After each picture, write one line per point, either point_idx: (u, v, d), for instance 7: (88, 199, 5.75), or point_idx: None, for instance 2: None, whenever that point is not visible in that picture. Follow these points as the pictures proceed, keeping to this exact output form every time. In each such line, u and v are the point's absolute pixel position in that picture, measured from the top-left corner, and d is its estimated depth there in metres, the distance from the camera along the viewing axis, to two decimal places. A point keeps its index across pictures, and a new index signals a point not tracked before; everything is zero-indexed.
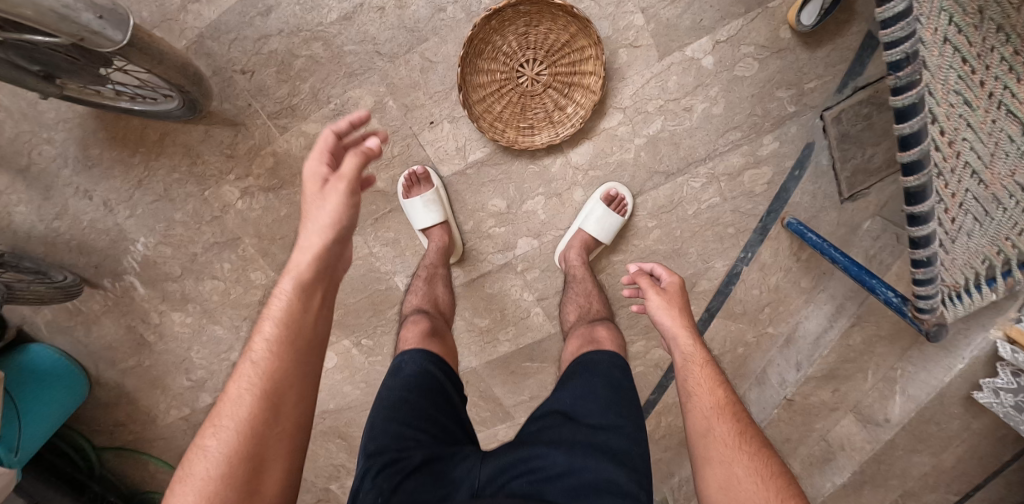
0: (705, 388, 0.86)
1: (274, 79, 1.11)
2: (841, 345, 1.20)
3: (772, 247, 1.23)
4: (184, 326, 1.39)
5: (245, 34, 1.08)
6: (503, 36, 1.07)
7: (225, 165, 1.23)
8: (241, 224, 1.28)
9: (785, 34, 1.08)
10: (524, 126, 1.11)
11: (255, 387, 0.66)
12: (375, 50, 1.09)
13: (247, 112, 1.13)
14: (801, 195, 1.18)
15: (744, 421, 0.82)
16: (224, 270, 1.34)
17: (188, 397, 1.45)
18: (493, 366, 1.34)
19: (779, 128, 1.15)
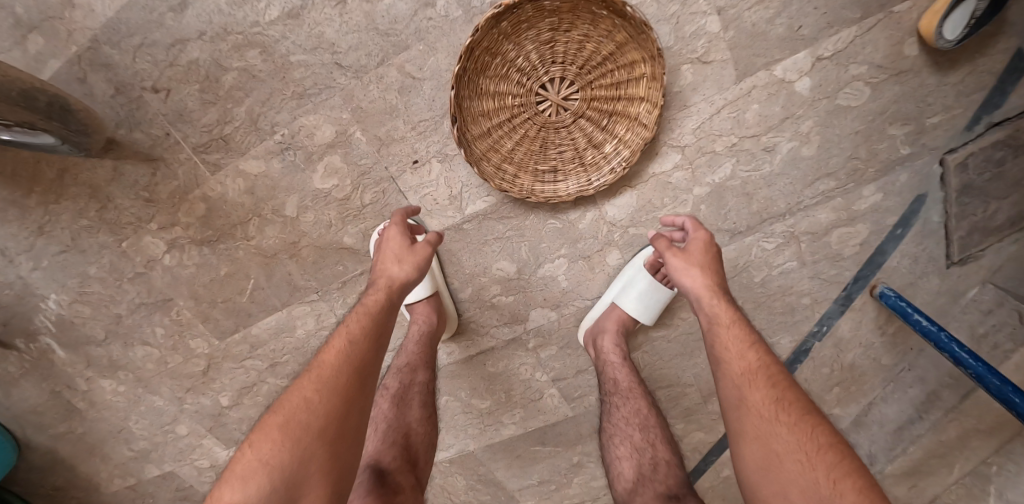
0: (739, 351, 0.64)
1: (199, 101, 0.81)
2: (928, 440, 0.91)
3: (852, 319, 0.90)
4: (117, 395, 1.05)
5: (154, 38, 0.79)
6: (519, 44, 0.77)
7: (144, 212, 0.92)
8: (171, 283, 0.97)
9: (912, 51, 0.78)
10: (543, 169, 0.81)
11: (351, 368, 0.60)
12: (334, 60, 0.80)
13: (165, 144, 0.84)
14: (900, 258, 0.86)
15: (785, 388, 0.60)
16: (157, 335, 1.01)
17: (134, 468, 1.10)
18: (494, 450, 1.03)
19: (886, 176, 0.84)
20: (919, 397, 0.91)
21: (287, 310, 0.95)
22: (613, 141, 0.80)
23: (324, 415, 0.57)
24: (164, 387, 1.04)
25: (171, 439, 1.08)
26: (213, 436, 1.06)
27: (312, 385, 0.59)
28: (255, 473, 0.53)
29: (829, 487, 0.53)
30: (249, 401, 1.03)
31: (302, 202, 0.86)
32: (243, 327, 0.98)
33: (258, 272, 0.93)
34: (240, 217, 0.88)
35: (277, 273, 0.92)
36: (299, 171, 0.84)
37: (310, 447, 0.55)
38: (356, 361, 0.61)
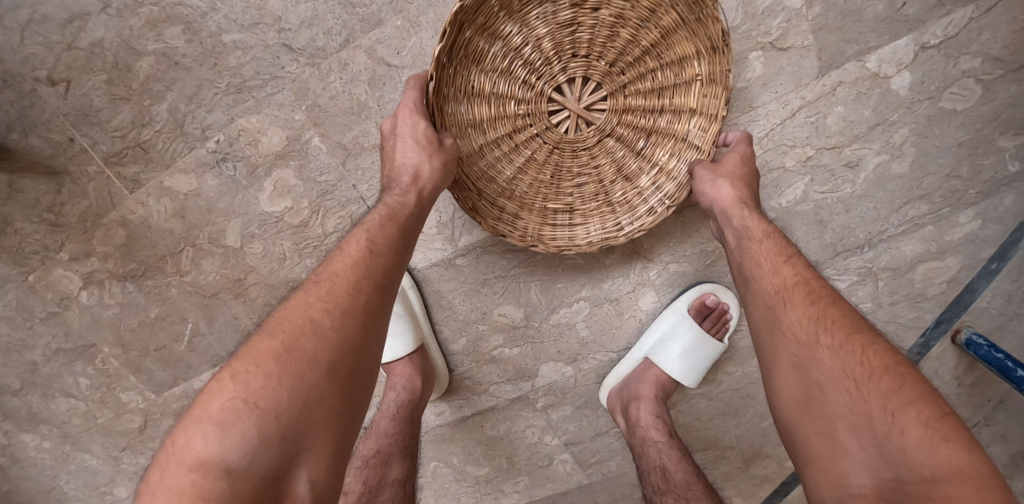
0: (773, 268, 0.49)
1: (108, 96, 0.63)
2: None
3: (929, 370, 0.70)
4: (42, 453, 0.80)
5: (47, 11, 0.60)
6: (527, 29, 0.58)
7: (51, 240, 0.69)
8: (89, 327, 0.74)
9: None
10: (554, 208, 0.62)
11: (365, 287, 0.44)
12: (282, 41, 0.61)
13: (70, 152, 0.65)
14: (991, 297, 0.68)
15: (843, 314, 0.44)
16: (82, 388, 0.77)
17: None
18: None
19: (987, 199, 0.66)
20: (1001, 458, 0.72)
21: None
22: (647, 171, 0.62)
23: (337, 344, 0.41)
24: (96, 445, 0.80)
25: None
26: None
27: (319, 306, 0.43)
28: (238, 416, 0.37)
29: (886, 420, 0.38)
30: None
31: (247, 227, 0.67)
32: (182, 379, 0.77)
33: (197, 313, 0.73)
34: (162, 245, 0.69)
35: (220, 313, 0.72)
36: (239, 190, 0.65)
37: (317, 387, 0.40)
38: (375, 277, 0.46)
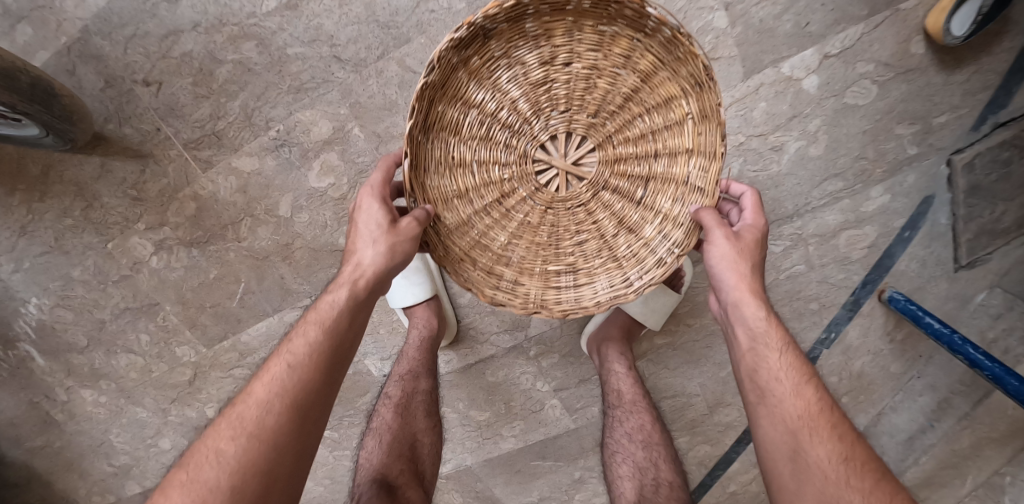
0: (783, 368, 0.56)
1: (193, 95, 0.79)
2: (943, 449, 0.91)
3: (861, 325, 0.89)
4: (98, 407, 0.99)
5: (148, 28, 0.77)
6: (507, 96, 0.66)
7: (132, 212, 0.86)
8: (157, 287, 0.91)
9: (919, 49, 0.78)
10: (556, 270, 0.67)
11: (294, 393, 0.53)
12: (333, 54, 0.78)
13: (157, 139, 0.81)
14: (909, 262, 0.85)
15: (850, 441, 0.53)
16: (142, 343, 0.95)
17: (112, 487, 1.04)
18: (493, 465, 0.99)
19: (893, 177, 0.83)
20: (930, 405, 0.91)
21: (278, 316, 0.90)
22: (647, 219, 0.67)
23: (259, 449, 0.50)
24: (147, 397, 0.98)
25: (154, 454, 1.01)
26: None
27: (227, 434, 0.51)
28: None
29: None
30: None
31: (296, 203, 0.83)
32: (232, 333, 0.92)
33: (249, 274, 0.88)
34: (230, 219, 0.85)
35: (269, 275, 0.88)
36: (294, 169, 0.82)
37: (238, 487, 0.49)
38: (301, 381, 0.54)
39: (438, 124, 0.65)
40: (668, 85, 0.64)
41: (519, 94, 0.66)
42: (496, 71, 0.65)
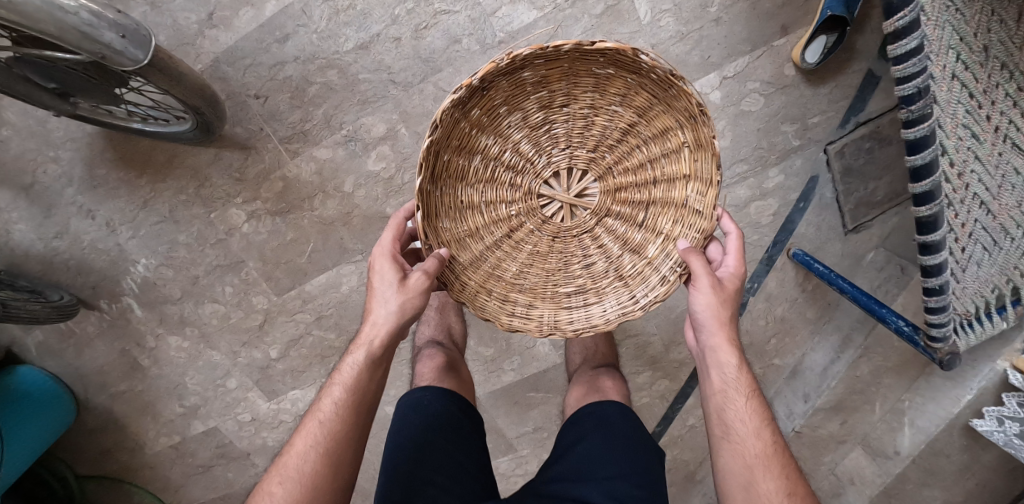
0: (745, 414, 0.82)
1: (290, 105, 1.06)
2: (848, 376, 1.30)
3: (778, 277, 1.23)
4: (180, 351, 1.29)
5: (261, 60, 1.04)
6: (517, 146, 0.90)
7: (234, 189, 1.12)
8: (246, 248, 1.17)
9: (789, 71, 1.10)
10: (569, 293, 0.90)
11: (332, 437, 0.77)
12: (389, 78, 1.04)
13: (258, 135, 1.08)
14: (807, 226, 1.18)
15: (790, 475, 0.78)
16: (226, 293, 1.22)
17: (179, 424, 1.39)
18: (496, 395, 1.33)
19: (785, 161, 1.15)
20: (838, 342, 1.31)
21: (337, 269, 1.17)
22: (644, 237, 0.89)
23: (312, 480, 0.75)
24: (224, 341, 1.27)
25: (221, 393, 1.33)
26: (258, 389, 1.32)
27: (280, 478, 0.75)
28: None
29: None
30: (295, 353, 1.26)
31: (358, 181, 1.10)
32: (298, 284, 1.19)
33: (317, 237, 1.15)
34: (311, 194, 1.12)
35: (333, 238, 1.15)
36: (357, 157, 1.09)
37: None
38: (336, 429, 0.78)
39: (464, 179, 0.89)
40: (654, 127, 0.86)
41: (528, 147, 0.91)
42: (500, 123, 0.88)
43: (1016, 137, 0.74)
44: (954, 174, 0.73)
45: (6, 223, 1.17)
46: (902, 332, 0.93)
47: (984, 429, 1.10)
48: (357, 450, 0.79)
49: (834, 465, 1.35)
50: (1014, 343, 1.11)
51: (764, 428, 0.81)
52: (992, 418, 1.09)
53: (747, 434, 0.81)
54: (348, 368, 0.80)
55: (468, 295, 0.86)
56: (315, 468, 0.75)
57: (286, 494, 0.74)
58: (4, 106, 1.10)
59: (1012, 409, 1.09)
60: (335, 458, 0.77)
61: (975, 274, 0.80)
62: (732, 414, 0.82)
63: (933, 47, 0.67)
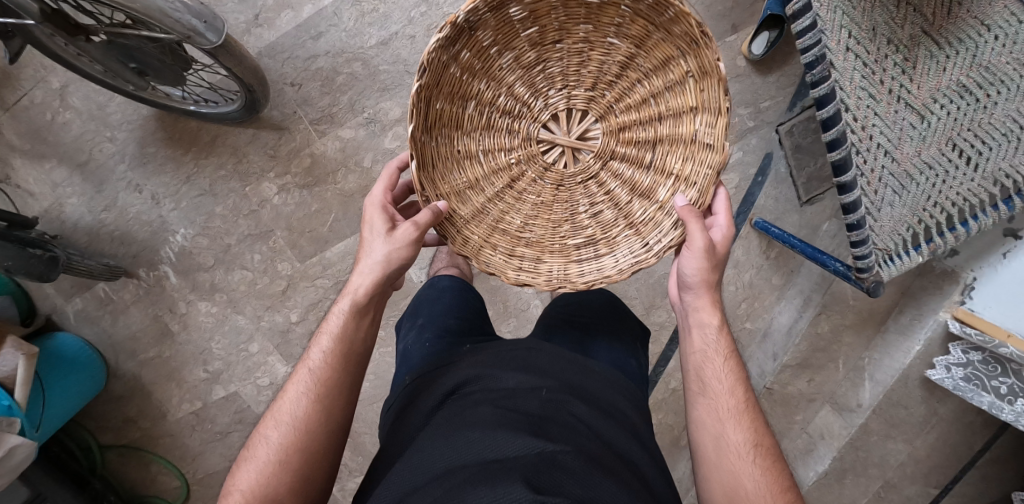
0: (722, 372, 0.83)
1: (319, 91, 1.25)
2: (811, 333, 1.42)
3: (743, 245, 1.41)
4: (208, 316, 1.39)
5: (297, 54, 1.23)
6: (512, 90, 0.93)
7: (267, 164, 1.29)
8: (275, 218, 1.32)
9: (740, 62, 1.30)
10: (576, 244, 0.93)
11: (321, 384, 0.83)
12: (405, 69, 1.24)
13: (292, 118, 1.26)
14: (766, 198, 1.34)
15: (761, 430, 0.81)
16: (255, 261, 1.35)
17: (202, 390, 1.45)
18: None
19: (742, 139, 1.33)
20: (800, 302, 1.43)
21: (355, 237, 1.33)
22: (652, 180, 0.91)
23: (304, 421, 0.81)
24: (250, 307, 1.38)
25: (243, 358, 1.42)
26: (278, 353, 1.41)
27: (274, 422, 0.82)
28: (259, 470, 0.79)
29: None
30: (313, 316, 1.38)
31: (376, 158, 1.28)
32: (320, 251, 1.34)
33: (338, 208, 1.31)
34: (335, 169, 1.29)
35: (352, 208, 1.31)
36: (376, 136, 1.27)
37: (298, 449, 0.80)
38: (325, 377, 0.84)
39: (461, 128, 0.92)
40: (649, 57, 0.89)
41: (524, 91, 0.94)
42: (495, 68, 0.91)
43: (906, 97, 0.97)
44: (856, 126, 0.97)
45: (60, 198, 1.30)
46: (836, 271, 1.14)
47: (938, 377, 1.23)
48: (346, 392, 0.85)
49: (805, 423, 1.48)
50: (953, 296, 1.27)
51: (739, 386, 0.83)
52: (942, 366, 1.23)
53: (722, 392, 0.82)
54: (334, 317, 0.86)
55: (473, 250, 0.89)
56: (307, 410, 0.82)
57: (281, 435, 0.81)
58: (72, 92, 1.25)
59: (957, 356, 1.22)
60: (326, 401, 0.83)
61: (889, 213, 1.02)
62: (711, 372, 0.84)
63: (826, 28, 0.94)
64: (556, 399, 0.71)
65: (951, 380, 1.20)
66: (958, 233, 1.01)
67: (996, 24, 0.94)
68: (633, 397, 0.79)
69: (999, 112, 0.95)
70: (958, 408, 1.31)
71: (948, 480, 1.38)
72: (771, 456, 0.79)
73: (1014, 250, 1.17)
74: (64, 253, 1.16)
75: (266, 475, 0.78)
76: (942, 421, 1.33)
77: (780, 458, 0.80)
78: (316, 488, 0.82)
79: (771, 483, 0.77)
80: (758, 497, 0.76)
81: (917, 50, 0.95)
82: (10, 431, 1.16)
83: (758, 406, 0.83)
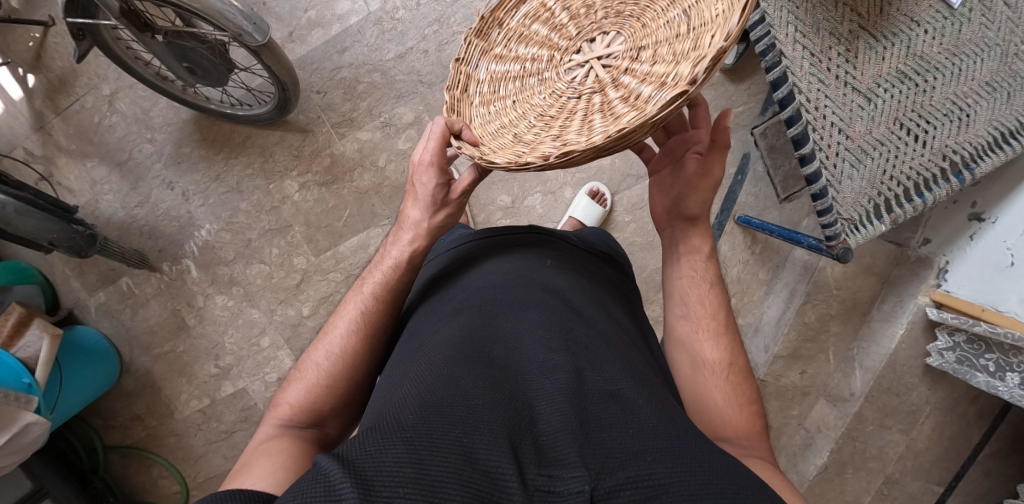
0: (706, 298, 0.91)
1: (343, 98, 1.42)
2: (799, 323, 1.50)
3: (729, 242, 1.57)
4: (224, 310, 1.45)
5: (324, 65, 1.41)
6: (535, 59, 1.05)
7: (291, 164, 1.43)
8: (295, 213, 1.43)
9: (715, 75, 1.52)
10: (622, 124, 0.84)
11: (373, 327, 0.87)
12: (418, 79, 1.41)
13: (316, 122, 1.42)
14: (746, 196, 1.53)
15: (734, 350, 0.88)
16: (273, 255, 1.44)
17: (210, 387, 1.46)
18: None
19: None
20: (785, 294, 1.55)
21: (367, 232, 1.43)
22: (691, 41, 0.85)
23: (352, 353, 0.84)
24: (264, 300, 1.45)
25: (254, 352, 1.45)
26: (287, 347, 1.44)
27: (324, 349, 0.85)
28: (307, 389, 0.82)
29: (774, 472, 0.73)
30: (324, 310, 1.43)
31: (390, 157, 1.42)
32: (334, 246, 1.44)
33: (353, 204, 1.43)
34: (352, 168, 1.43)
35: (366, 205, 1.43)
36: (391, 138, 1.42)
37: (344, 377, 0.83)
38: (375, 320, 0.87)
39: (495, 97, 1.03)
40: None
41: (548, 58, 1.05)
42: (512, 46, 1.05)
43: (853, 82, 1.07)
44: (811, 107, 1.08)
45: (97, 194, 1.43)
46: (809, 244, 1.31)
47: (936, 365, 1.24)
48: (390, 330, 0.89)
49: (802, 418, 1.52)
50: (930, 280, 1.32)
51: (718, 311, 0.91)
52: (937, 352, 1.24)
53: (703, 314, 0.90)
54: (383, 267, 0.91)
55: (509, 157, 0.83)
56: (355, 342, 0.85)
57: (330, 360, 0.84)
58: (119, 98, 1.41)
59: (943, 341, 1.23)
60: (374, 335, 0.87)
61: (851, 186, 1.11)
62: (694, 295, 0.92)
63: (775, 23, 1.07)
64: (545, 280, 0.90)
65: (947, 365, 1.20)
66: (916, 204, 1.12)
67: (924, 20, 1.07)
68: (616, 295, 0.95)
69: (936, 95, 1.08)
70: (950, 399, 1.29)
71: (953, 479, 1.32)
72: (740, 376, 0.86)
73: (979, 231, 1.22)
74: (101, 236, 1.27)
75: (315, 394, 0.81)
76: (936, 412, 1.30)
77: (749, 379, 0.87)
78: (351, 408, 0.86)
79: (739, 399, 0.84)
80: (723, 409, 0.83)
81: (856, 42, 1.07)
82: (28, 408, 1.13)
83: (735, 331, 0.90)
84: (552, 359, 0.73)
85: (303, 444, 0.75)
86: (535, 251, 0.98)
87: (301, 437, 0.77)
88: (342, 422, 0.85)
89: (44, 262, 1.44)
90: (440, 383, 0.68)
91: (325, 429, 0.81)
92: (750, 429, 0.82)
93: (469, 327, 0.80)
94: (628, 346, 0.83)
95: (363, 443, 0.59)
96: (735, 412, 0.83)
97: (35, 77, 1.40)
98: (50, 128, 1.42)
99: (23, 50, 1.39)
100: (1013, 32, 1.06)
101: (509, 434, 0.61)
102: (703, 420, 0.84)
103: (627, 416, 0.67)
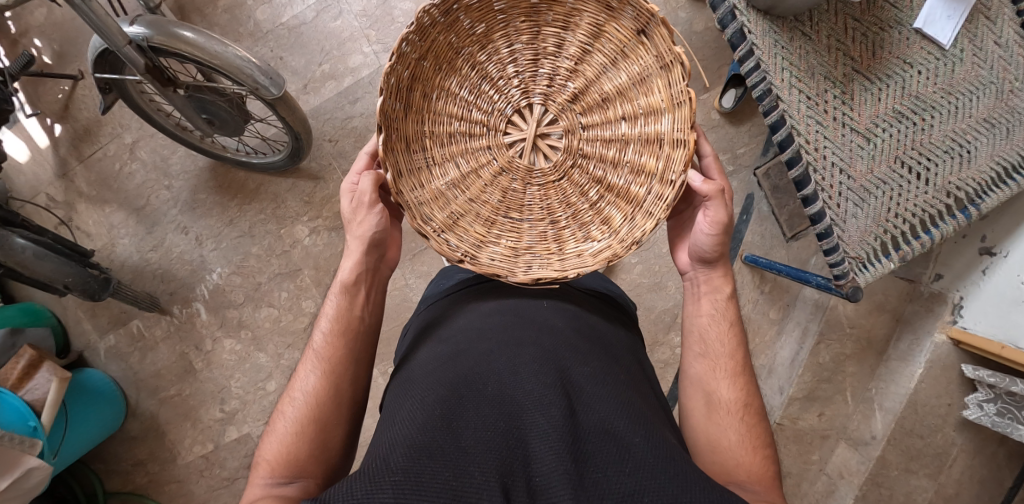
0: (723, 337, 0.92)
1: (355, 148, 1.48)
2: (813, 364, 1.44)
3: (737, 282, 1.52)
4: (232, 354, 1.46)
5: (336, 115, 1.48)
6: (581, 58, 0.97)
7: (302, 209, 1.47)
8: (304, 258, 1.46)
9: (714, 115, 1.52)
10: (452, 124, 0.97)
11: (330, 365, 0.86)
12: None
13: (328, 168, 1.47)
14: (752, 235, 1.52)
15: (749, 391, 0.89)
16: (281, 298, 1.46)
17: (215, 432, 1.45)
18: None
19: None
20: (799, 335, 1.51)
21: None
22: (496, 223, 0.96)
23: (316, 396, 0.83)
24: (272, 343, 1.45)
25: (260, 397, 1.45)
26: None
27: (290, 398, 0.84)
28: (281, 440, 0.80)
29: None
30: None
31: None
32: None
33: None
34: None
35: None
36: None
37: (317, 422, 0.82)
38: (333, 361, 0.86)
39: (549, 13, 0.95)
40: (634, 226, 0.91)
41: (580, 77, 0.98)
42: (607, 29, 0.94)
43: (851, 125, 1.08)
44: (811, 149, 1.08)
45: (113, 238, 1.48)
46: (819, 283, 1.29)
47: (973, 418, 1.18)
48: (353, 363, 0.87)
49: (823, 464, 1.43)
50: (944, 316, 1.30)
51: (737, 350, 0.92)
52: (975, 404, 1.19)
53: (721, 353, 0.91)
54: (328, 302, 0.91)
55: (421, 34, 0.90)
56: (320, 382, 0.84)
57: (297, 407, 0.83)
58: (140, 146, 1.48)
59: (983, 392, 1.18)
60: (337, 370, 0.86)
61: (855, 225, 1.10)
62: (713, 334, 0.93)
63: (769, 70, 1.07)
64: (541, 320, 0.89)
65: (986, 418, 1.16)
66: (923, 241, 1.10)
67: (916, 61, 1.09)
68: (616, 332, 0.95)
69: (935, 134, 1.09)
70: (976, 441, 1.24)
71: None
72: (754, 417, 0.88)
73: (991, 266, 1.21)
74: (115, 281, 1.30)
75: (289, 443, 0.80)
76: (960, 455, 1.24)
77: (762, 420, 0.88)
78: (335, 454, 0.83)
79: (752, 440, 0.85)
80: (738, 449, 0.85)
81: (852, 85, 1.08)
82: (31, 452, 1.12)
83: (749, 370, 0.91)
84: (546, 394, 0.72)
85: (286, 498, 0.73)
86: (523, 290, 0.97)
87: (283, 491, 0.75)
88: (332, 473, 0.82)
89: (57, 305, 1.47)
90: (433, 424, 0.68)
91: (312, 478, 0.79)
92: (764, 473, 0.83)
93: (461, 367, 0.78)
94: (628, 382, 0.81)
95: (351, 484, 0.60)
96: (749, 454, 0.84)
97: (62, 127, 1.47)
98: (73, 176, 1.48)
99: (51, 101, 1.47)
100: (1006, 70, 1.09)
101: (499, 477, 0.61)
102: (715, 461, 0.85)
103: (625, 455, 0.66)
